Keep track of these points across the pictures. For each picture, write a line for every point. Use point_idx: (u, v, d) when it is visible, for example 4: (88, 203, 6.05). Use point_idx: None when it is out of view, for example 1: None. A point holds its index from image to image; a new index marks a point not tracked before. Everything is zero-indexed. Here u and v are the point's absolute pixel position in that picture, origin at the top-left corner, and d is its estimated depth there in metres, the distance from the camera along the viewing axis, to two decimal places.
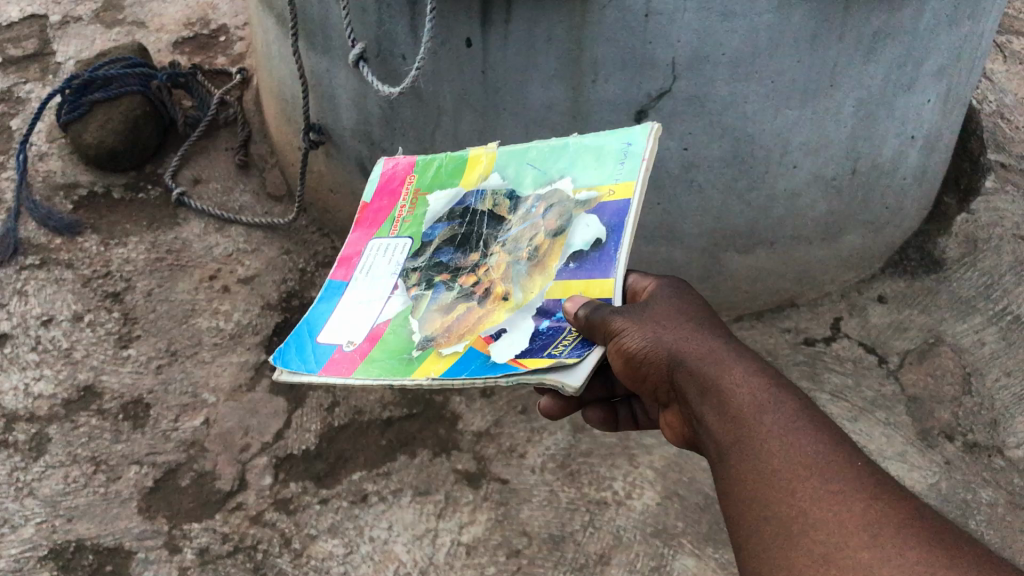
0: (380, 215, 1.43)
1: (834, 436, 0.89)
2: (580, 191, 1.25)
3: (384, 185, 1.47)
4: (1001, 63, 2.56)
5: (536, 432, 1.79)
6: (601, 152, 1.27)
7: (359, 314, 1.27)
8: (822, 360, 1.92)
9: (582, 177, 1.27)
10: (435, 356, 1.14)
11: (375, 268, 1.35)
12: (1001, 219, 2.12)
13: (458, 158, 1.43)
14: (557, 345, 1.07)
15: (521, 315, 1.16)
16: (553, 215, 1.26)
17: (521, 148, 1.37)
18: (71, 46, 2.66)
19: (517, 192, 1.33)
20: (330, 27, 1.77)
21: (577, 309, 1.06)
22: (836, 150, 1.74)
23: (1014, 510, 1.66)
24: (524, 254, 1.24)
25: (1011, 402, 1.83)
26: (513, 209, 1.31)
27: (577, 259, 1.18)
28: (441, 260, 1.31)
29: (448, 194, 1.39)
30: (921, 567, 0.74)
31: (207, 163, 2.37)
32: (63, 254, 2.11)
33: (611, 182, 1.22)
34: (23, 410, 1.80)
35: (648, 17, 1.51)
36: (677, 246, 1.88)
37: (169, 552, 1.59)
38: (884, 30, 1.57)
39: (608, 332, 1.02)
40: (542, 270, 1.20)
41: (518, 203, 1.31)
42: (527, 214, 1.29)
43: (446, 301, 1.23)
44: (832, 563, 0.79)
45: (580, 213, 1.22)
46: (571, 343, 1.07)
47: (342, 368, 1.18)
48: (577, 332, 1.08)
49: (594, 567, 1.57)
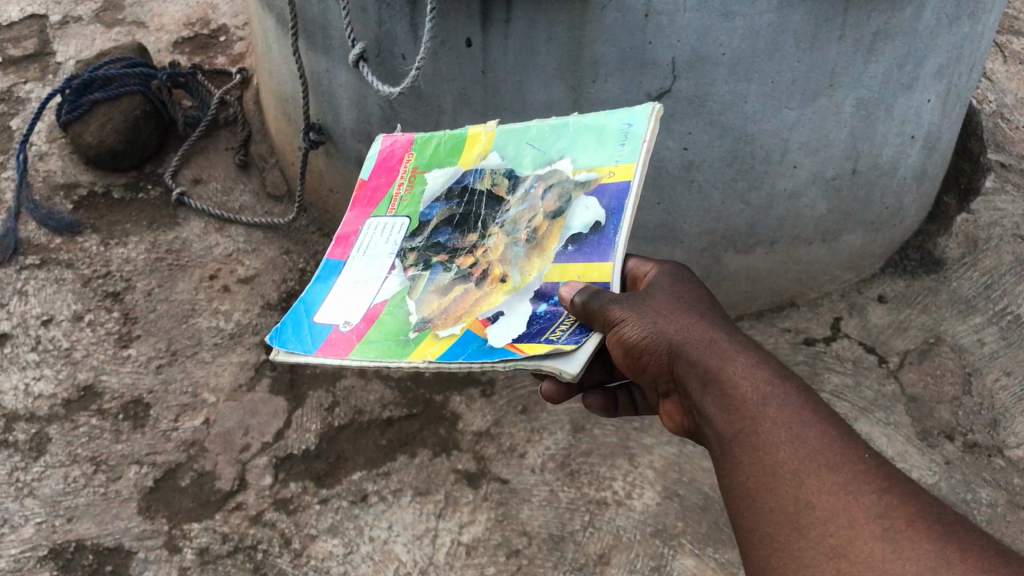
0: (378, 194, 1.42)
1: (839, 428, 0.89)
2: (580, 172, 1.25)
3: (383, 163, 1.46)
4: (1001, 63, 2.56)
5: (536, 431, 1.79)
6: (602, 133, 1.27)
7: (355, 294, 1.27)
8: (822, 360, 1.92)
9: (582, 157, 1.27)
10: (432, 338, 1.15)
11: (372, 248, 1.34)
12: (1001, 219, 2.12)
13: (458, 136, 1.42)
14: (556, 330, 1.07)
15: (519, 298, 1.16)
16: (552, 197, 1.26)
17: (520, 127, 1.37)
18: (71, 46, 2.67)
19: (516, 172, 1.33)
20: (330, 27, 1.77)
21: (572, 296, 1.06)
22: (837, 149, 1.74)
23: (1015, 510, 1.66)
24: (523, 236, 1.24)
25: (1011, 402, 1.83)
26: (512, 189, 1.31)
27: (576, 243, 1.18)
28: (439, 240, 1.30)
29: (446, 173, 1.39)
30: (935, 561, 0.74)
31: (206, 163, 2.37)
32: (63, 254, 2.11)
33: (611, 163, 1.21)
34: (23, 410, 1.80)
35: (648, 17, 1.51)
36: (677, 246, 1.88)
37: (169, 551, 1.59)
38: (883, 31, 1.57)
39: (608, 321, 1.03)
40: (541, 252, 1.20)
41: (517, 183, 1.31)
42: (526, 196, 1.29)
43: (443, 282, 1.23)
44: (843, 555, 0.79)
45: (580, 195, 1.22)
46: (569, 328, 1.07)
47: (338, 349, 1.17)
48: (574, 318, 1.08)
49: (594, 567, 1.57)
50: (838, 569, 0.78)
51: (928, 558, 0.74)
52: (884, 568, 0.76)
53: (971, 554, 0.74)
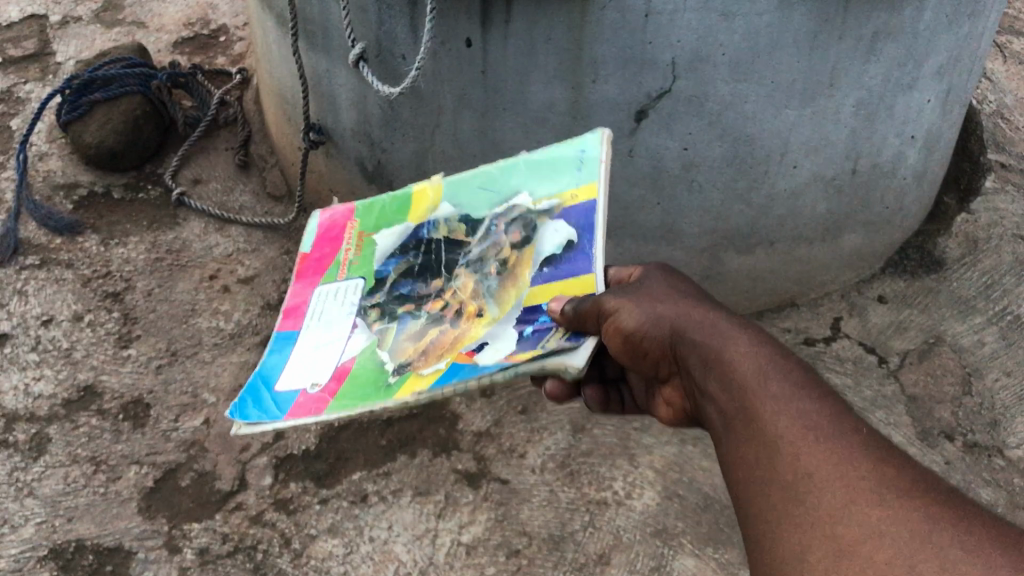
0: (324, 262, 1.40)
1: (832, 403, 0.91)
2: (540, 201, 1.28)
3: (324, 233, 1.43)
4: (1001, 63, 2.56)
5: (536, 432, 1.79)
6: (553, 162, 1.29)
7: (318, 357, 1.23)
8: (822, 360, 1.92)
9: (538, 188, 1.30)
10: (416, 377, 1.12)
11: (326, 314, 1.31)
12: (1002, 219, 2.12)
13: (403, 195, 1.41)
14: (548, 340, 1.10)
15: (500, 326, 1.17)
16: (516, 229, 1.28)
17: (468, 175, 1.37)
18: (71, 46, 2.67)
19: (472, 217, 1.33)
20: (331, 27, 1.78)
21: (562, 305, 1.11)
22: (837, 149, 1.74)
23: (1015, 510, 1.66)
24: (492, 270, 1.25)
25: (1011, 402, 1.83)
26: (472, 232, 1.32)
27: (551, 264, 1.22)
28: (401, 292, 1.30)
29: (395, 232, 1.38)
30: (927, 523, 0.76)
31: (206, 163, 2.37)
32: (64, 254, 2.11)
33: (571, 187, 1.26)
34: (23, 410, 1.80)
35: (648, 17, 1.51)
36: (677, 246, 1.87)
37: (169, 551, 1.59)
38: (883, 31, 1.58)
39: (602, 313, 1.05)
40: (513, 280, 1.23)
41: (476, 225, 1.32)
42: (488, 234, 1.30)
43: (414, 329, 1.22)
44: (839, 523, 0.80)
45: (546, 220, 1.26)
46: (560, 337, 1.10)
47: (311, 410, 1.12)
48: (563, 328, 1.11)
49: (594, 567, 1.58)
50: (834, 533, 0.80)
51: (919, 522, 0.77)
52: (878, 531, 0.78)
53: (962, 519, 0.76)
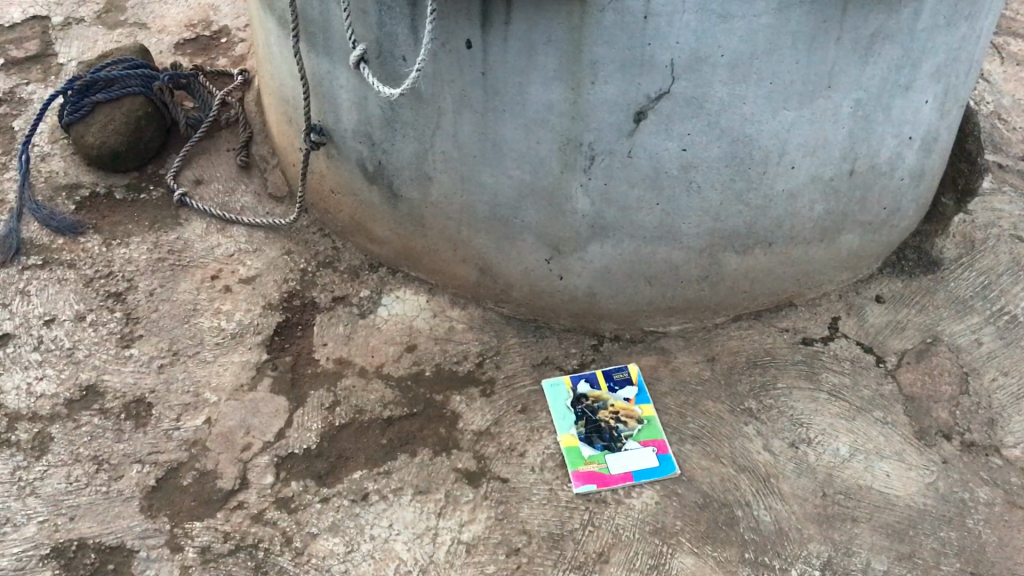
0: None
1: None
2: (597, 462, 1.75)
3: None
4: (999, 64, 2.58)
5: (536, 431, 1.80)
6: (593, 477, 1.72)
7: None
8: (821, 360, 1.93)
9: (596, 459, 1.75)
10: None
11: None
12: (998, 220, 2.14)
13: None
14: (607, 403, 1.85)
15: (614, 396, 1.87)
16: (594, 436, 1.79)
17: (610, 487, 1.71)
18: (74, 48, 2.68)
19: (613, 446, 1.78)
20: (331, 28, 1.79)
21: (609, 399, 1.86)
22: (835, 150, 1.75)
23: (1012, 509, 1.68)
24: (603, 416, 1.83)
25: (1009, 401, 1.84)
26: (605, 438, 1.79)
27: (589, 428, 1.80)
28: None
29: None
30: None
31: (208, 163, 2.38)
32: (66, 255, 2.12)
33: (580, 456, 1.75)
34: (25, 410, 1.82)
35: (647, 19, 1.52)
36: (676, 246, 1.85)
37: (170, 550, 1.60)
38: (881, 32, 1.59)
39: (607, 427, 1.81)
40: (609, 416, 1.83)
41: (610, 444, 1.78)
42: (603, 436, 1.79)
43: None
44: None
45: (590, 442, 1.78)
46: (611, 398, 1.86)
47: None
48: (606, 416, 1.83)
49: (593, 565, 1.59)
50: None
51: None
52: None
53: None
